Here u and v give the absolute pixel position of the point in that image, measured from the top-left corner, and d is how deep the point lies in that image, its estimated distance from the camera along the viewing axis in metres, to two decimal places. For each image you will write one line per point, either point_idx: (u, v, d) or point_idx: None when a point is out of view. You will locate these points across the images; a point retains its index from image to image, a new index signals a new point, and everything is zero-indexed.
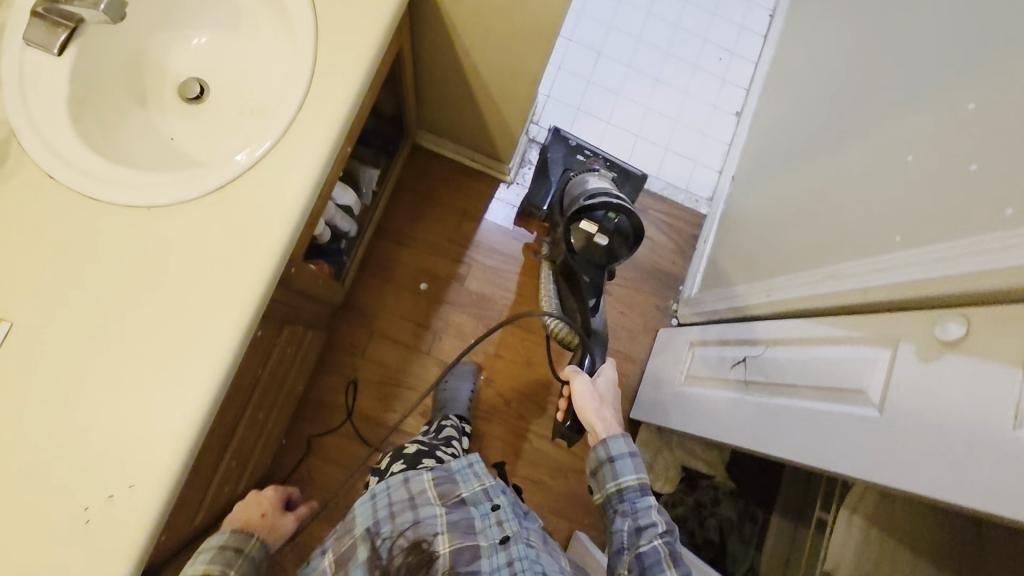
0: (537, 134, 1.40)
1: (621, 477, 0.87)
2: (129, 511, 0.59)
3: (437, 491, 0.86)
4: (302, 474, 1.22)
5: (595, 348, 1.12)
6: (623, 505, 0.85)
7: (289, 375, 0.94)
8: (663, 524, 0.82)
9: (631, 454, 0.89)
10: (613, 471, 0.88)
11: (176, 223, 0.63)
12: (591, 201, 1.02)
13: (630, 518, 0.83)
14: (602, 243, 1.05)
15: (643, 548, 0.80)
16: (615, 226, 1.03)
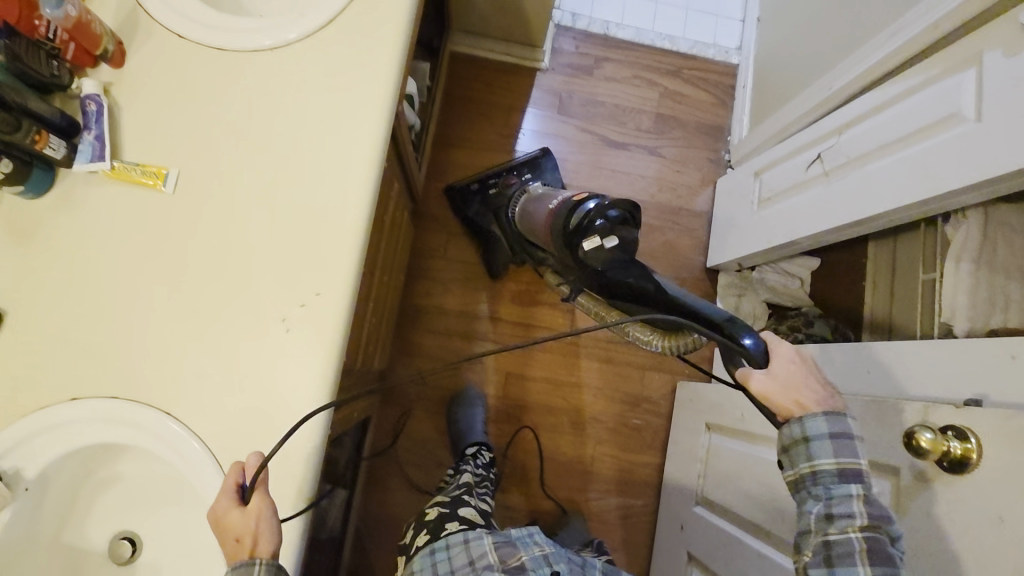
0: (560, 19, 1.43)
1: (822, 459, 0.55)
2: (323, 314, 0.64)
3: (496, 556, 0.76)
4: (414, 375, 1.28)
5: (744, 327, 0.62)
6: (817, 491, 0.55)
7: (396, 246, 1.01)
8: (869, 514, 0.53)
9: (840, 429, 0.55)
10: (805, 454, 0.55)
11: (303, 61, 0.69)
12: (575, 214, 0.87)
13: (819, 501, 0.55)
14: (613, 242, 0.84)
15: (831, 535, 0.53)
16: (603, 212, 0.86)
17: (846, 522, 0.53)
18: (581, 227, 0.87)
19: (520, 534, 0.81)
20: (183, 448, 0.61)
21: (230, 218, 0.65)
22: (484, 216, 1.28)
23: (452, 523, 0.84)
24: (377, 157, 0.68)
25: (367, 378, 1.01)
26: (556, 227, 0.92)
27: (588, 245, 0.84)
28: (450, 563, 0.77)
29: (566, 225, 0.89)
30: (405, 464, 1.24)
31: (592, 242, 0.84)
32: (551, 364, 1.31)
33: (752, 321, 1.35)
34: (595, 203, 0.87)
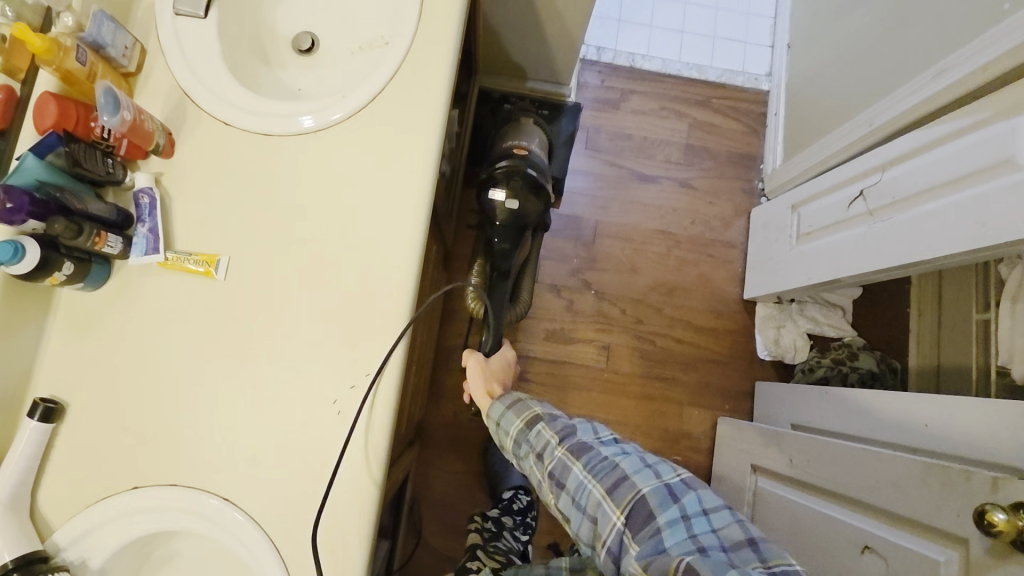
0: (586, 53, 1.43)
1: (513, 424, 0.69)
2: (371, 397, 0.64)
3: None
4: (449, 419, 1.27)
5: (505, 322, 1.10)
6: (525, 447, 0.67)
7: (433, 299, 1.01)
8: (560, 433, 0.65)
9: (515, 403, 0.71)
10: (505, 427, 0.70)
11: (345, 142, 0.70)
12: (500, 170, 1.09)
13: (533, 456, 0.66)
14: (511, 207, 1.08)
15: (551, 467, 0.63)
16: (521, 186, 1.08)
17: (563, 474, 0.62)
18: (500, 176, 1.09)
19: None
20: (238, 530, 0.62)
21: (280, 302, 0.66)
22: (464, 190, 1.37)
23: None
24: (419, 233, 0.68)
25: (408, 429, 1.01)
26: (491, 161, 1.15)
27: (495, 196, 1.08)
28: None
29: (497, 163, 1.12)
30: (446, 509, 1.24)
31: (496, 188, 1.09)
32: (587, 402, 1.30)
33: (793, 352, 1.31)
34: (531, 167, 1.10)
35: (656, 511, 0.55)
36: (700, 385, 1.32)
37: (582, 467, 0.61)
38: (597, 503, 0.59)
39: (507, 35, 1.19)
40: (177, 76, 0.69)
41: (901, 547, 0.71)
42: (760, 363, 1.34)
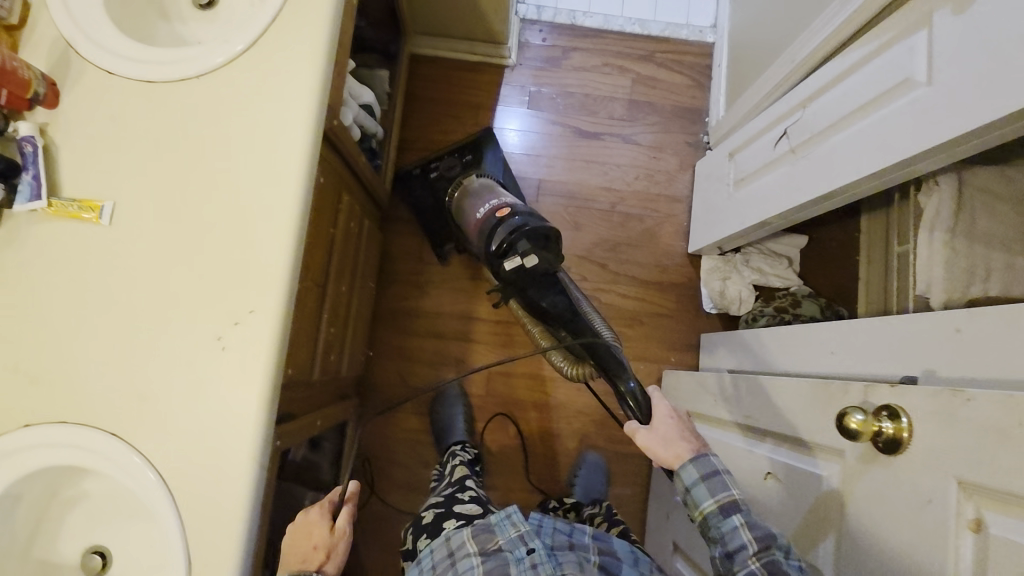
0: (526, 12, 1.42)
1: (704, 502, 0.65)
2: (255, 332, 0.66)
3: (475, 544, 0.76)
4: (397, 380, 1.29)
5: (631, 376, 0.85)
6: (713, 533, 0.64)
7: (359, 257, 1.02)
8: (760, 540, 0.61)
9: (697, 459, 0.67)
10: (693, 500, 0.66)
11: (225, 86, 0.71)
12: (496, 244, 0.93)
13: (720, 544, 0.63)
14: (535, 263, 0.93)
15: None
16: (526, 240, 0.92)
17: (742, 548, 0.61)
18: (502, 245, 0.94)
19: (499, 519, 0.79)
20: (136, 474, 0.64)
21: (164, 243, 0.67)
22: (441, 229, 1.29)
23: (448, 521, 0.84)
24: (303, 175, 0.70)
25: (341, 386, 1.02)
26: (481, 240, 0.99)
27: (512, 265, 0.93)
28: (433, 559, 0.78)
29: (490, 238, 0.96)
30: (395, 467, 1.26)
31: (512, 263, 0.93)
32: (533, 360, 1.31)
33: (738, 304, 1.30)
34: (519, 220, 0.93)
35: None
36: (646, 340, 1.33)
37: None
38: None
39: None
40: (59, 26, 0.70)
41: (788, 465, 0.72)
42: (706, 316, 1.34)
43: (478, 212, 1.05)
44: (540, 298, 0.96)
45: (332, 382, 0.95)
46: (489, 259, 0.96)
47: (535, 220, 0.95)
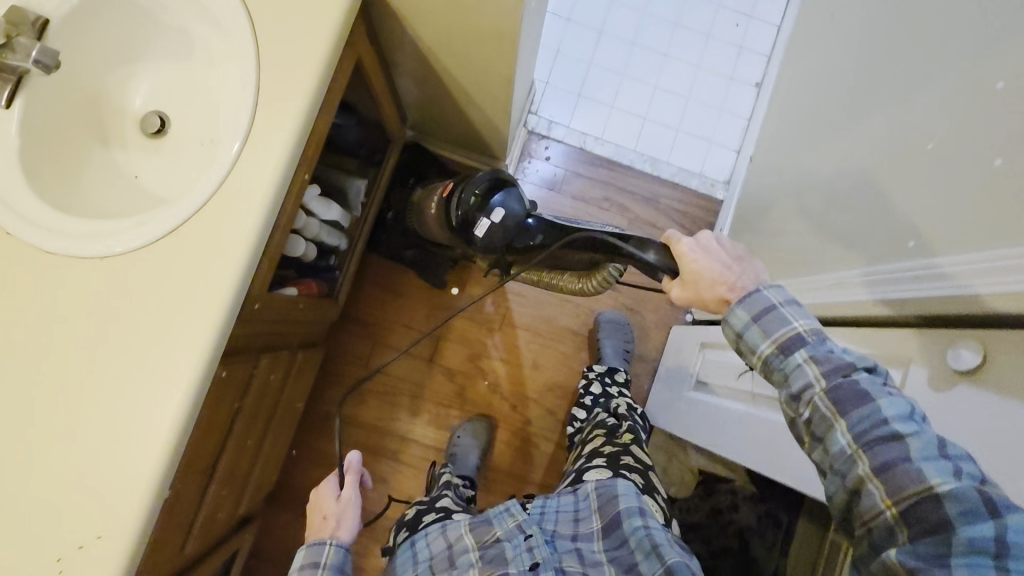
0: (536, 125, 1.32)
1: (760, 345, 0.52)
2: (97, 562, 0.61)
3: (472, 537, 0.74)
4: (314, 486, 1.24)
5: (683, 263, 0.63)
6: (778, 377, 0.51)
7: (281, 395, 0.96)
8: (860, 397, 0.45)
9: (763, 307, 0.52)
10: (750, 337, 0.52)
11: (132, 274, 0.65)
12: (460, 218, 0.94)
13: (806, 389, 0.48)
14: (496, 220, 0.88)
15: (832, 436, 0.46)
16: (477, 194, 0.92)
17: (850, 476, 0.44)
18: (462, 215, 0.94)
19: (494, 510, 0.76)
20: None
21: (27, 440, 0.62)
22: (403, 245, 1.26)
23: (428, 513, 0.84)
24: (190, 392, 0.63)
25: (235, 520, 0.98)
26: (443, 220, 1.02)
27: (477, 229, 0.90)
28: (428, 550, 0.75)
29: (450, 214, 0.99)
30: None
31: (485, 226, 0.88)
32: None
33: (678, 487, 1.25)
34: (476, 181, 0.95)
35: (959, 520, 0.39)
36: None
37: (880, 450, 0.43)
38: (870, 478, 0.43)
39: (430, 108, 1.08)
40: None
41: None
42: None
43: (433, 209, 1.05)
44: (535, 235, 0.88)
45: (215, 533, 0.89)
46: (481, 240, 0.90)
47: (466, 181, 0.96)
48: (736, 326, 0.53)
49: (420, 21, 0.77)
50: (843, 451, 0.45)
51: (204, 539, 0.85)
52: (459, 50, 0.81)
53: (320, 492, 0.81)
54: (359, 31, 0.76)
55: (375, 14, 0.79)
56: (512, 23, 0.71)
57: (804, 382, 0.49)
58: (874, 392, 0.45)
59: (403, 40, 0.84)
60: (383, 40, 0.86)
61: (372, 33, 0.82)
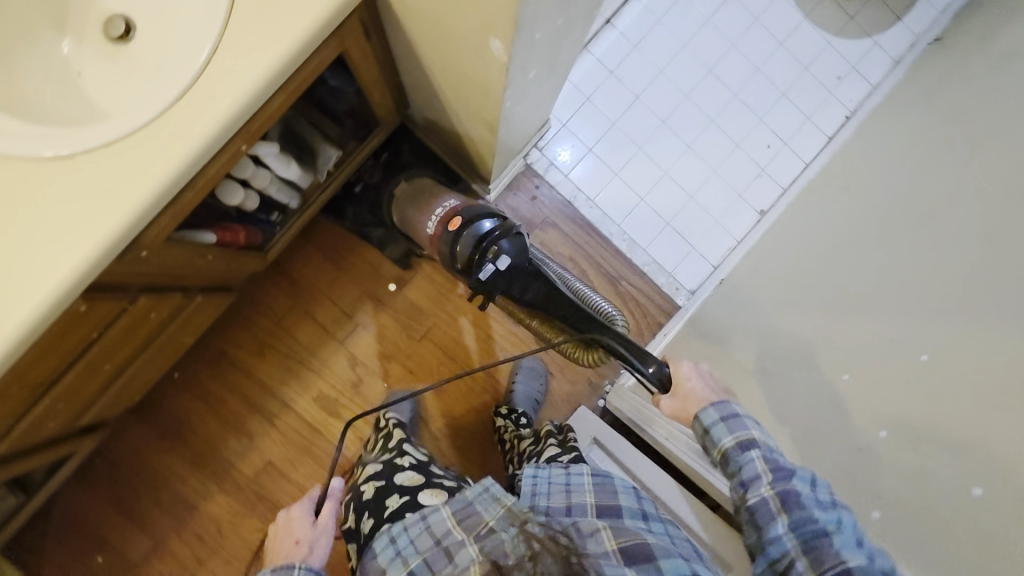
0: (536, 160, 1.30)
1: (722, 439, 0.66)
2: None
3: (461, 529, 0.60)
4: (183, 412, 1.23)
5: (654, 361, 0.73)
6: (732, 467, 0.64)
7: (162, 331, 0.93)
8: (773, 472, 0.61)
9: (729, 417, 0.66)
10: (715, 437, 0.66)
11: (14, 182, 0.62)
12: (465, 261, 0.81)
13: (743, 482, 0.62)
14: (502, 265, 0.78)
15: (751, 502, 0.61)
16: (487, 234, 0.80)
17: (774, 543, 0.58)
18: (472, 258, 0.80)
19: (475, 493, 0.63)
20: None
21: None
22: (372, 222, 1.25)
23: (394, 498, 0.72)
24: (17, 326, 0.60)
25: (76, 426, 0.96)
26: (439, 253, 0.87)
27: (482, 275, 0.79)
28: (410, 540, 0.61)
29: (451, 253, 0.83)
30: (127, 488, 1.22)
31: (488, 271, 0.78)
32: (309, 474, 1.23)
33: None
34: (481, 220, 0.82)
35: (832, 534, 0.56)
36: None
37: (789, 526, 0.58)
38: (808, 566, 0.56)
39: (429, 110, 1.04)
40: None
41: None
42: None
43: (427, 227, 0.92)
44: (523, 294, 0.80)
45: (44, 435, 0.88)
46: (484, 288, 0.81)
47: (479, 215, 0.83)
48: (709, 423, 0.67)
49: (420, 37, 0.71)
50: (778, 537, 0.58)
51: (25, 440, 0.84)
52: (455, 80, 0.76)
53: (293, 516, 0.74)
54: (355, 22, 0.71)
55: (382, 10, 0.74)
56: (501, 88, 0.66)
57: (752, 474, 0.62)
58: (811, 503, 0.58)
59: (406, 46, 0.80)
60: (389, 34, 0.81)
61: (376, 24, 0.77)
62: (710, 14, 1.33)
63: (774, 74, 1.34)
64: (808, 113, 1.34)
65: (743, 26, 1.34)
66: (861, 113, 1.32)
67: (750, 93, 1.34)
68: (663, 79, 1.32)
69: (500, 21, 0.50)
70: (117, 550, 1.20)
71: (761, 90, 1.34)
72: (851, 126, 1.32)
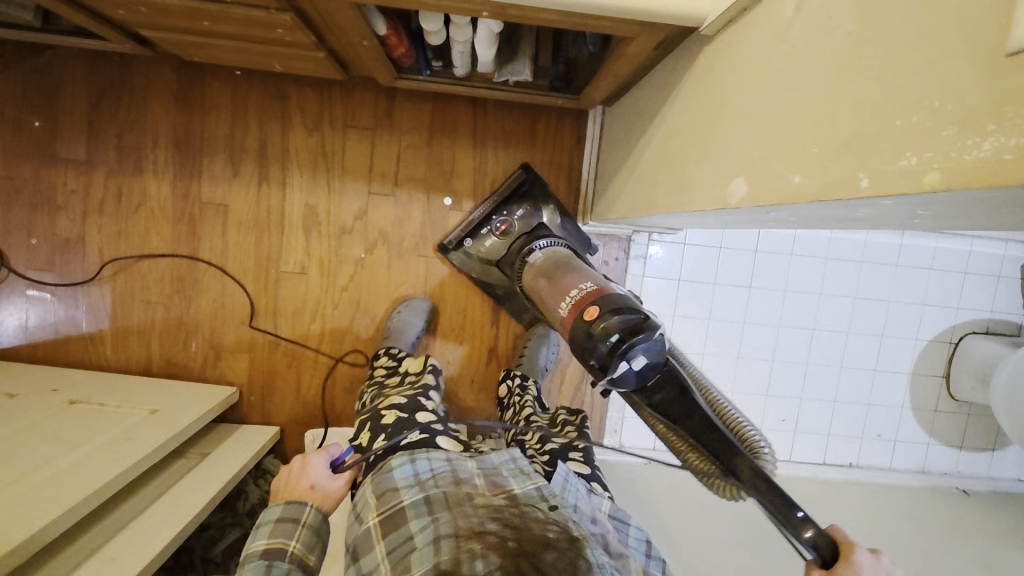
0: (637, 243, 1.27)
1: None
2: None
3: (485, 478, 0.75)
4: (211, 100, 1.17)
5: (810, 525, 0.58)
6: None
7: (271, 45, 0.89)
8: None
9: None
10: None
11: None
12: (606, 357, 0.64)
13: None
14: (638, 362, 0.63)
15: None
16: (629, 327, 0.64)
17: None
18: (605, 347, 0.64)
19: (499, 457, 0.80)
20: None
21: None
22: (489, 147, 1.22)
23: (410, 430, 0.84)
24: None
25: (135, 29, 0.91)
26: (569, 339, 0.70)
27: (628, 365, 0.63)
28: (431, 473, 0.75)
29: (585, 342, 0.66)
30: (111, 100, 1.16)
31: (627, 369, 0.63)
32: (243, 246, 1.22)
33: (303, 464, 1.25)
34: (626, 315, 0.65)
35: None
36: (259, 373, 1.25)
37: None
38: None
39: (621, 132, 1.00)
40: None
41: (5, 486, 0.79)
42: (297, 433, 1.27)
43: (561, 312, 0.76)
44: (655, 394, 0.66)
45: (107, 12, 0.83)
46: (624, 387, 0.65)
47: (614, 309, 0.67)
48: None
49: (689, 100, 0.68)
50: None
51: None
52: (668, 152, 0.73)
53: (313, 461, 0.79)
54: (660, 32, 0.67)
55: (686, 47, 0.70)
56: (692, 208, 0.63)
57: None
58: None
59: (669, 86, 0.76)
60: (667, 61, 0.77)
61: (670, 47, 0.73)
62: (861, 296, 1.31)
63: (845, 383, 1.34)
64: (832, 434, 1.35)
65: (868, 331, 1.32)
66: (860, 474, 1.34)
67: (818, 376, 1.33)
68: (780, 298, 1.30)
69: (762, 190, 0.47)
70: (58, 133, 1.16)
71: (826, 383, 1.33)
72: (844, 474, 1.34)
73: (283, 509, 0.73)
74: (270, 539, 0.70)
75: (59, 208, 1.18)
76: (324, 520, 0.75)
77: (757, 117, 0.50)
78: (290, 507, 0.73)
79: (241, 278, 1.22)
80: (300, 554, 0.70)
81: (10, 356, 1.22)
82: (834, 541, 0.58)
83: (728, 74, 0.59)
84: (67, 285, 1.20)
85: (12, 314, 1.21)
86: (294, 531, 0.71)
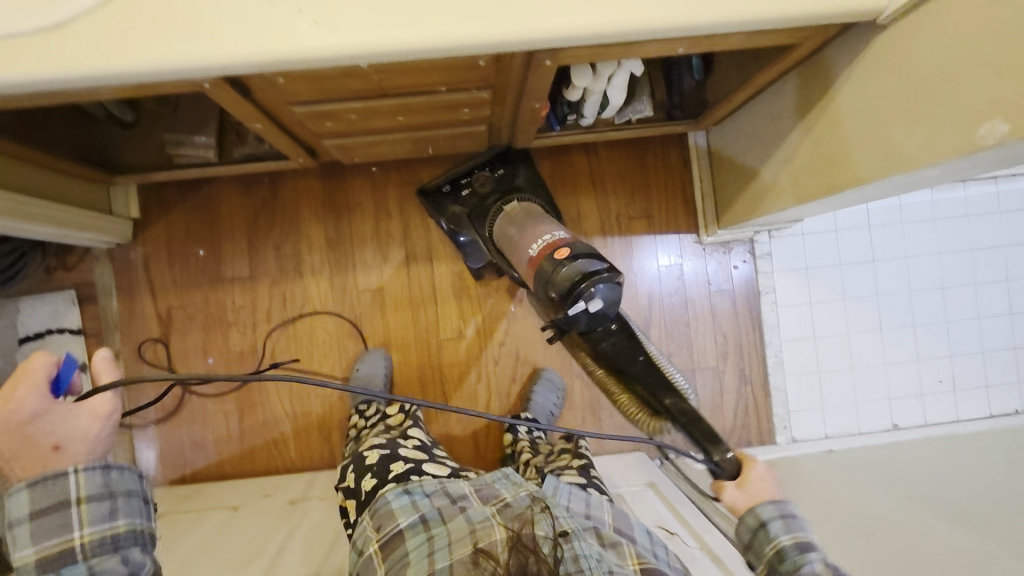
0: (760, 243, 1.35)
1: (782, 535, 0.67)
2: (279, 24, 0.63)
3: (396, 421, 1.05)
4: (353, 202, 1.28)
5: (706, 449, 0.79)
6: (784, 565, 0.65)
7: (443, 127, 1.00)
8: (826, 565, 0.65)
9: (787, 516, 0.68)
10: (787, 526, 0.67)
11: None
12: (567, 303, 0.83)
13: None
14: (593, 305, 0.84)
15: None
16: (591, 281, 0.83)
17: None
18: (572, 291, 0.83)
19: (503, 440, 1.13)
20: None
21: None
22: (608, 187, 1.32)
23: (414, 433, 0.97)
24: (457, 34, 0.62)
25: (318, 142, 1.03)
26: (540, 278, 0.89)
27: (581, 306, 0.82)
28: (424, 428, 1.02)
29: (549, 280, 0.86)
30: (266, 219, 1.27)
31: (579, 308, 0.83)
32: (401, 324, 1.29)
33: None
34: (591, 265, 0.84)
35: None
36: (438, 439, 1.30)
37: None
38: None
39: (747, 138, 1.12)
40: None
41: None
42: None
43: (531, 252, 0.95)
44: (603, 341, 0.92)
45: (310, 129, 0.95)
46: (576, 323, 0.86)
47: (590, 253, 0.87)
48: (762, 516, 0.69)
49: (864, 84, 0.78)
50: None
51: (305, 120, 0.90)
52: (845, 135, 0.83)
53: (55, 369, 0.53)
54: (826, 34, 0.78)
55: (842, 46, 0.81)
56: (915, 167, 0.71)
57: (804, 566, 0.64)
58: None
59: (822, 84, 0.87)
60: (811, 63, 0.88)
61: (820, 49, 0.84)
62: (978, 247, 1.38)
63: (988, 330, 1.38)
64: (990, 381, 1.37)
65: (993, 277, 1.38)
66: None
67: (959, 329, 1.38)
68: (903, 264, 1.37)
69: None
70: (222, 257, 1.26)
71: (968, 334, 1.38)
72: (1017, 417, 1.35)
73: (30, 499, 0.49)
74: (41, 544, 0.50)
75: (229, 325, 1.26)
76: (107, 476, 0.51)
77: (996, 64, 0.58)
78: (37, 493, 0.49)
79: (405, 355, 1.29)
80: (91, 536, 0.51)
81: (202, 477, 1.25)
82: (736, 461, 0.76)
83: (913, 55, 0.69)
84: (248, 397, 1.26)
85: (199, 435, 1.26)
86: (70, 518, 0.50)
